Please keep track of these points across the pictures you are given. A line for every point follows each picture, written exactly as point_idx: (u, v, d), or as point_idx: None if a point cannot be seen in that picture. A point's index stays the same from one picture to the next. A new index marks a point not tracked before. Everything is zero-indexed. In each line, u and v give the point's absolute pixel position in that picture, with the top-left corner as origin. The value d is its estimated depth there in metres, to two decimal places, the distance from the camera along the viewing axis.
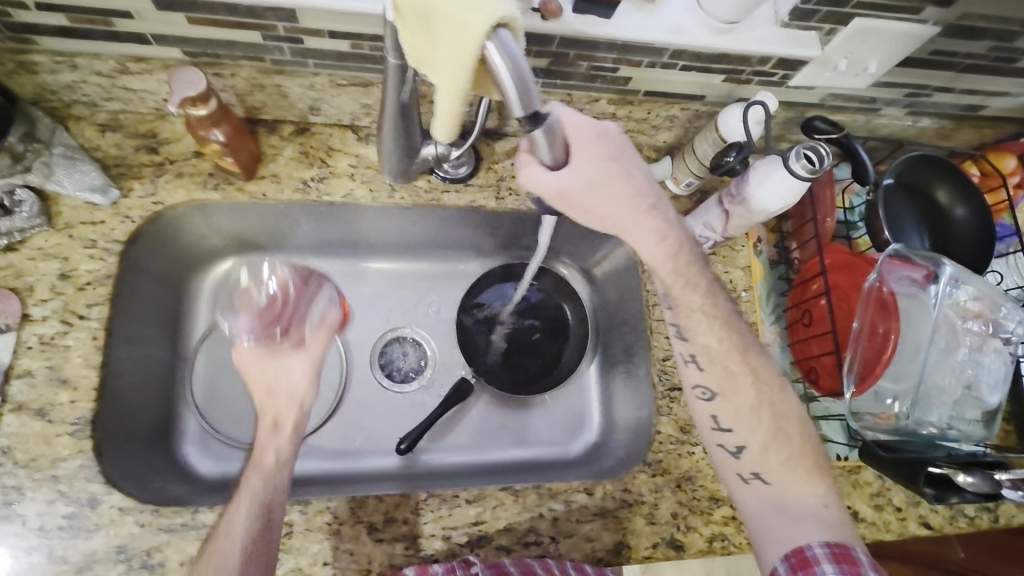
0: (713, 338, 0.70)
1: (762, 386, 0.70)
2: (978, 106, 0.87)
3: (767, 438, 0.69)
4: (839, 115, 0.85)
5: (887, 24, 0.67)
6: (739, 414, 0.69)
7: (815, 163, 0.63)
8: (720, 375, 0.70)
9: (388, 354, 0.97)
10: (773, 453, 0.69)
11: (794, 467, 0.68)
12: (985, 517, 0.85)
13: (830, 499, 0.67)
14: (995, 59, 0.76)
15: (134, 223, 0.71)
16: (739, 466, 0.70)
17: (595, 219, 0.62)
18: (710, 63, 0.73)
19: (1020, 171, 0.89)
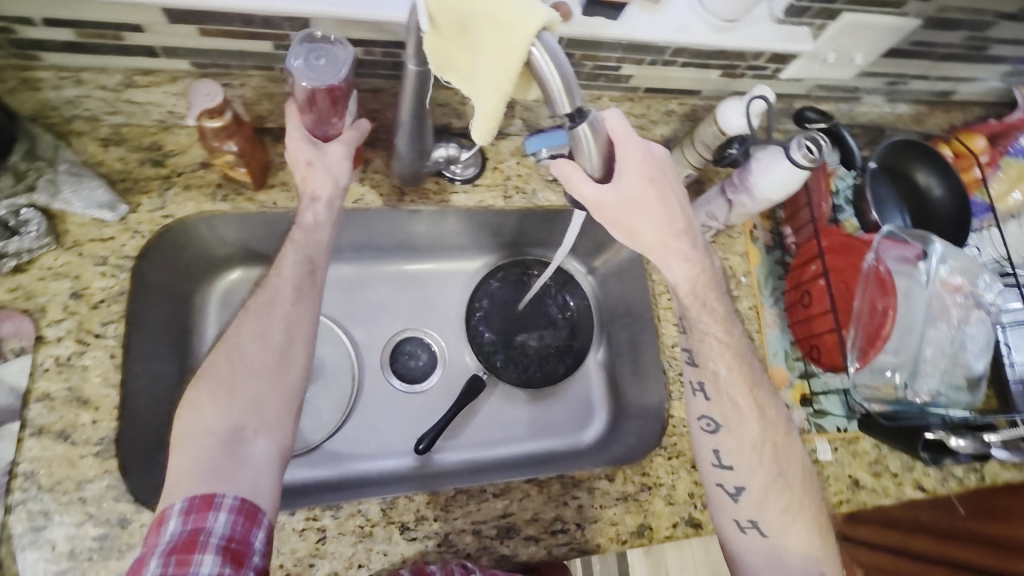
0: (723, 368, 0.72)
1: (766, 424, 0.72)
2: (950, 92, 0.92)
3: (767, 482, 0.71)
4: (825, 105, 0.90)
5: (873, 18, 0.71)
6: (743, 453, 0.71)
7: (815, 152, 0.66)
8: (728, 408, 0.72)
9: (398, 355, 0.97)
10: (772, 502, 0.71)
11: (792, 519, 0.71)
12: (972, 477, 0.90)
13: (822, 562, 0.70)
14: (968, 48, 0.81)
15: (144, 238, 0.70)
16: (738, 513, 0.72)
17: (627, 237, 0.64)
18: (708, 60, 0.76)
19: (990, 151, 0.93)
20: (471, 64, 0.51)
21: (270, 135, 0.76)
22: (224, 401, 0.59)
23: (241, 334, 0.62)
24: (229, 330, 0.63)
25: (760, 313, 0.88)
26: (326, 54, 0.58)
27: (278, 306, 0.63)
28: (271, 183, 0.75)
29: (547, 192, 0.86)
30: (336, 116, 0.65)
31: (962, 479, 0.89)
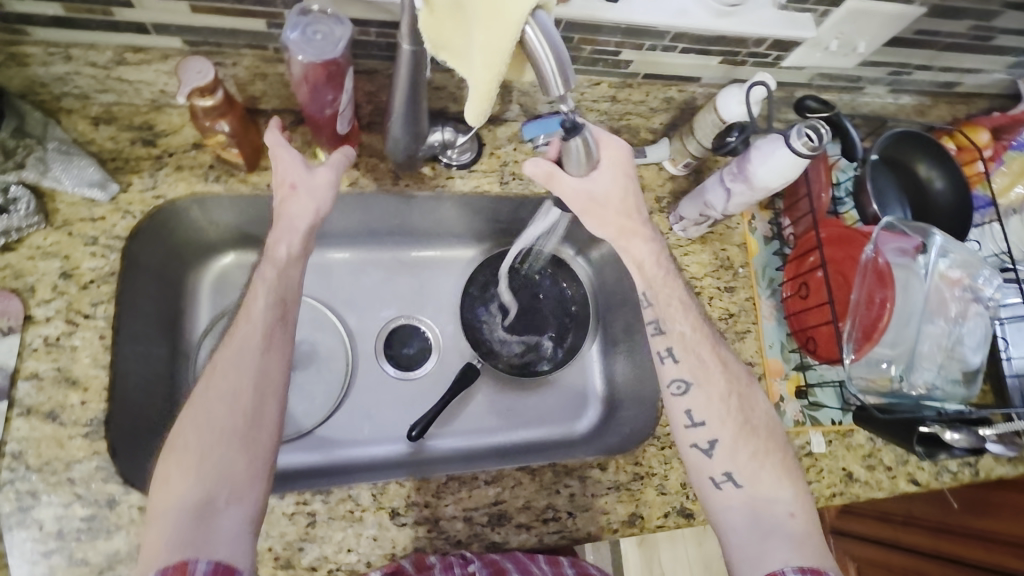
0: (688, 328, 0.75)
1: (730, 377, 0.75)
2: (953, 83, 0.91)
3: (737, 432, 0.72)
4: (827, 95, 0.89)
5: (876, 6, 0.70)
6: (711, 405, 0.73)
7: (815, 141, 0.64)
8: (694, 365, 0.74)
9: (393, 343, 0.97)
10: (740, 449, 0.72)
11: (761, 465, 0.71)
12: (967, 471, 0.89)
13: (796, 507, 0.69)
14: (973, 38, 0.79)
15: (135, 219, 0.69)
16: (713, 470, 0.71)
17: (597, 226, 0.75)
18: (709, 46, 0.75)
19: (993, 145, 0.92)
20: (465, 46, 0.50)
21: (262, 118, 0.75)
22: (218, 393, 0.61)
23: (234, 334, 0.63)
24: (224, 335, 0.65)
25: (757, 304, 0.87)
26: (324, 30, 0.56)
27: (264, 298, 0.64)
28: (264, 165, 0.74)
29: (543, 179, 0.85)
30: (332, 93, 0.62)
31: (957, 474, 0.88)
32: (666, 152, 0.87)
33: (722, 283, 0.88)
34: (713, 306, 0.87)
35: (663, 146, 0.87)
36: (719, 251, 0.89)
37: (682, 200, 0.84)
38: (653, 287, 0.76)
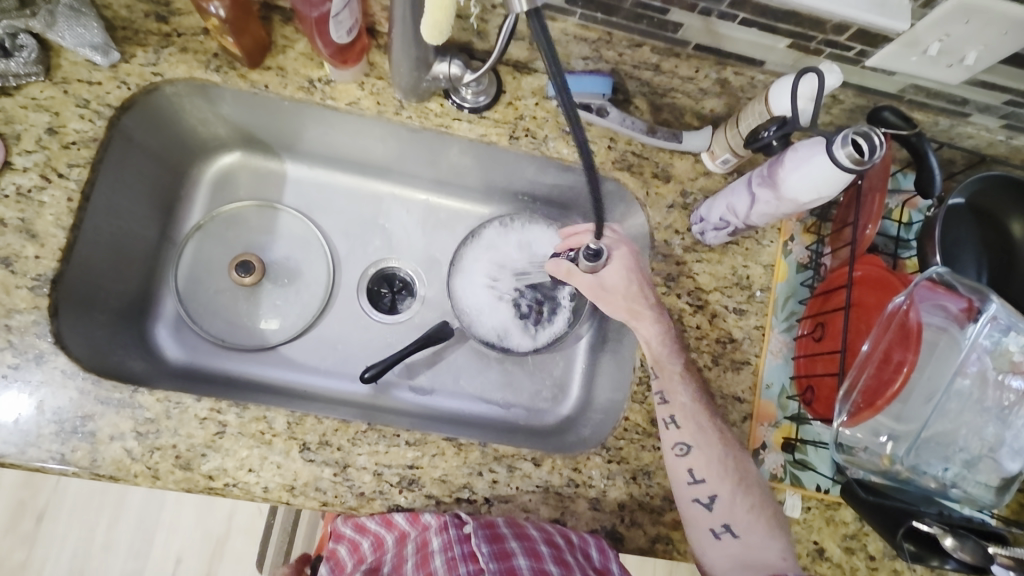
0: (688, 395, 0.70)
1: (727, 438, 0.69)
2: None
3: (734, 487, 0.67)
4: (919, 114, 0.74)
5: (998, 5, 0.55)
6: (711, 462, 0.67)
7: (862, 154, 0.54)
8: (694, 427, 0.68)
9: (375, 282, 0.92)
10: (739, 501, 0.66)
11: (758, 517, 0.66)
12: None
13: (790, 553, 0.65)
14: None
15: (129, 91, 0.69)
16: (711, 522, 0.66)
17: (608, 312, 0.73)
18: (777, 22, 0.62)
19: None
20: None
21: (278, 15, 0.72)
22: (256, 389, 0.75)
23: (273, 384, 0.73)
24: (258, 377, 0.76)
25: (766, 336, 0.76)
26: None
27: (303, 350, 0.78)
28: (267, 65, 0.71)
29: (560, 142, 0.77)
30: None
31: None
32: (708, 144, 0.76)
33: (733, 303, 0.77)
34: (713, 325, 0.76)
35: (706, 136, 0.76)
36: (740, 268, 0.77)
37: (705, 202, 0.74)
38: (658, 364, 0.71)
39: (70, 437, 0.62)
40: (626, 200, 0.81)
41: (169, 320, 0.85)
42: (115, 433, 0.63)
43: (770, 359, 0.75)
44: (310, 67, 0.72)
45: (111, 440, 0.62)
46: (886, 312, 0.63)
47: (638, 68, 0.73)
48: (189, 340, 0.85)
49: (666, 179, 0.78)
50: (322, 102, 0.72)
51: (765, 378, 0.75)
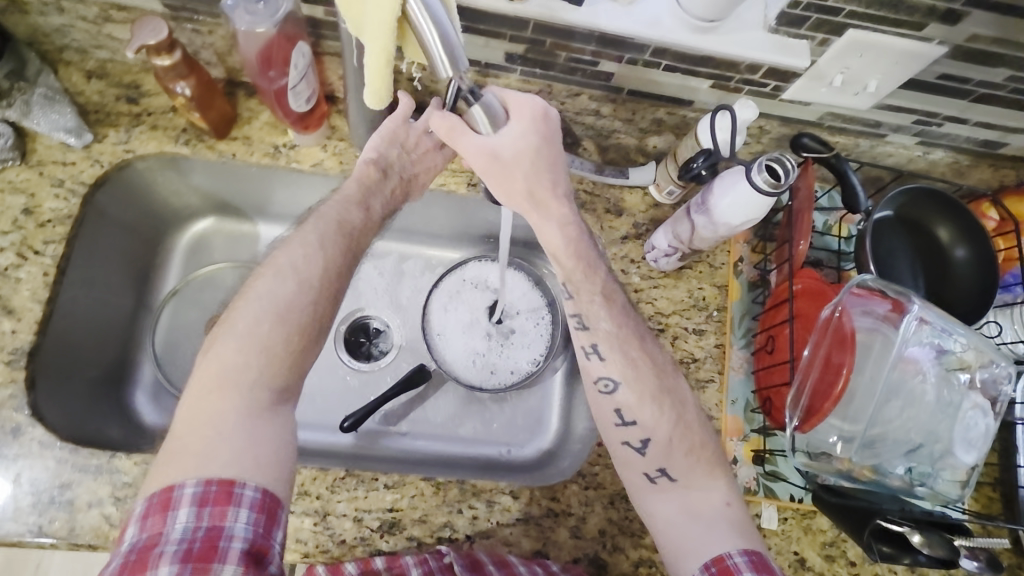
0: (613, 326, 0.66)
1: (661, 372, 0.66)
2: (996, 142, 0.80)
3: (672, 429, 0.65)
4: (840, 137, 0.80)
5: (885, 39, 0.62)
6: (640, 404, 0.65)
7: (779, 178, 0.60)
8: (622, 361, 0.65)
9: (352, 332, 0.96)
10: (675, 445, 0.65)
11: (697, 460, 0.65)
12: None
13: (733, 496, 0.64)
14: (1013, 91, 0.69)
15: (102, 168, 0.73)
16: (646, 466, 0.65)
17: (503, 194, 0.63)
18: (696, 66, 0.69)
19: None
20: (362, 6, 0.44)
21: (243, 89, 0.77)
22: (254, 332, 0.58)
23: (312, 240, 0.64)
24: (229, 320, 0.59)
25: (726, 353, 0.80)
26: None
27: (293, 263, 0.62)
28: (233, 136, 0.76)
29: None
30: (276, 70, 0.64)
31: None
32: (653, 178, 0.82)
33: (692, 324, 0.81)
34: (676, 346, 0.80)
35: (649, 171, 0.82)
36: (695, 290, 0.82)
37: (654, 232, 0.79)
38: (572, 280, 0.65)
39: (47, 509, 0.62)
40: None
41: (147, 387, 0.85)
42: (92, 501, 0.63)
43: (732, 376, 0.79)
44: (275, 134, 0.77)
45: (88, 507, 0.63)
46: (821, 319, 0.67)
47: (580, 114, 0.79)
48: (167, 404, 0.85)
49: (618, 213, 0.83)
50: (287, 165, 0.77)
51: (728, 393, 0.78)
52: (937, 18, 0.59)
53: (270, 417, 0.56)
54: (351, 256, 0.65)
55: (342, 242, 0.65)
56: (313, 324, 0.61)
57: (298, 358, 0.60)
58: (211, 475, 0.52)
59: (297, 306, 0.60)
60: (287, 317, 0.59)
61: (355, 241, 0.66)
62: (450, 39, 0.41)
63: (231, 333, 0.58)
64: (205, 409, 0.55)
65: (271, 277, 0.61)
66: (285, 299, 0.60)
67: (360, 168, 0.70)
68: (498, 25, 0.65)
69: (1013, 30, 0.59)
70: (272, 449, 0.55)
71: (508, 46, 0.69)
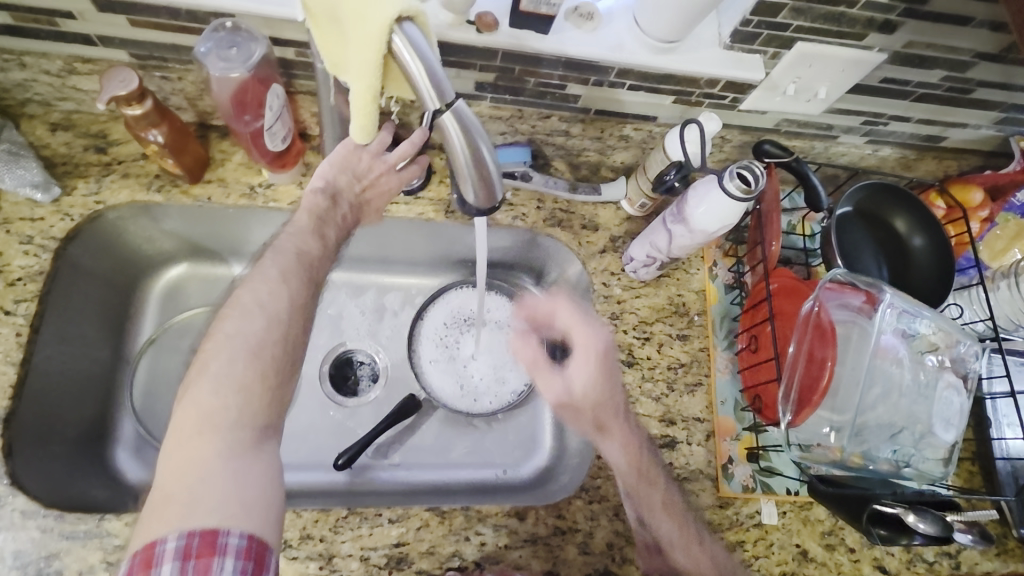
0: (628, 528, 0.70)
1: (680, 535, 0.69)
2: (937, 137, 0.86)
3: (681, 531, 0.69)
4: (796, 141, 0.85)
5: (831, 50, 0.67)
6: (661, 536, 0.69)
7: (749, 184, 0.64)
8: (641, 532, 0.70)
9: (338, 367, 0.95)
10: (685, 548, 0.69)
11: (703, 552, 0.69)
12: (945, 563, 0.80)
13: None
14: (948, 90, 0.75)
15: (73, 221, 0.71)
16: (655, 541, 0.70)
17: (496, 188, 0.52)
18: (658, 84, 0.72)
19: (990, 204, 0.87)
20: (345, 48, 0.45)
21: (214, 132, 0.77)
22: (223, 375, 0.55)
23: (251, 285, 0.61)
24: (194, 370, 0.56)
25: (711, 355, 0.82)
26: (239, 44, 0.58)
27: (258, 303, 0.59)
28: (208, 179, 0.76)
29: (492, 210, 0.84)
30: (251, 113, 0.64)
31: (934, 565, 0.80)
32: (624, 193, 0.84)
33: (675, 330, 0.83)
34: (663, 354, 0.82)
35: (620, 186, 0.84)
36: (676, 296, 0.84)
37: (632, 243, 0.81)
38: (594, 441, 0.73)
39: None
40: (563, 251, 0.88)
41: (129, 443, 0.82)
42: (83, 568, 0.60)
43: (719, 377, 0.81)
44: (250, 174, 0.77)
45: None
46: (801, 316, 0.69)
47: (551, 135, 0.82)
48: (151, 459, 0.82)
49: (595, 228, 0.85)
50: (265, 205, 0.77)
51: (717, 393, 0.80)
52: (875, 28, 0.64)
53: (253, 456, 0.53)
54: (315, 286, 0.64)
55: (305, 274, 0.63)
56: (286, 359, 0.58)
57: (276, 396, 0.57)
58: (194, 525, 0.47)
59: (269, 342, 0.58)
60: (261, 352, 0.57)
61: (317, 275, 0.65)
62: (435, 71, 0.42)
63: (205, 376, 0.55)
64: (183, 456, 0.51)
65: (238, 319, 0.58)
66: (255, 338, 0.57)
67: (309, 197, 0.67)
68: (468, 57, 0.67)
69: (944, 35, 0.65)
70: (258, 489, 0.51)
71: (478, 75, 0.71)
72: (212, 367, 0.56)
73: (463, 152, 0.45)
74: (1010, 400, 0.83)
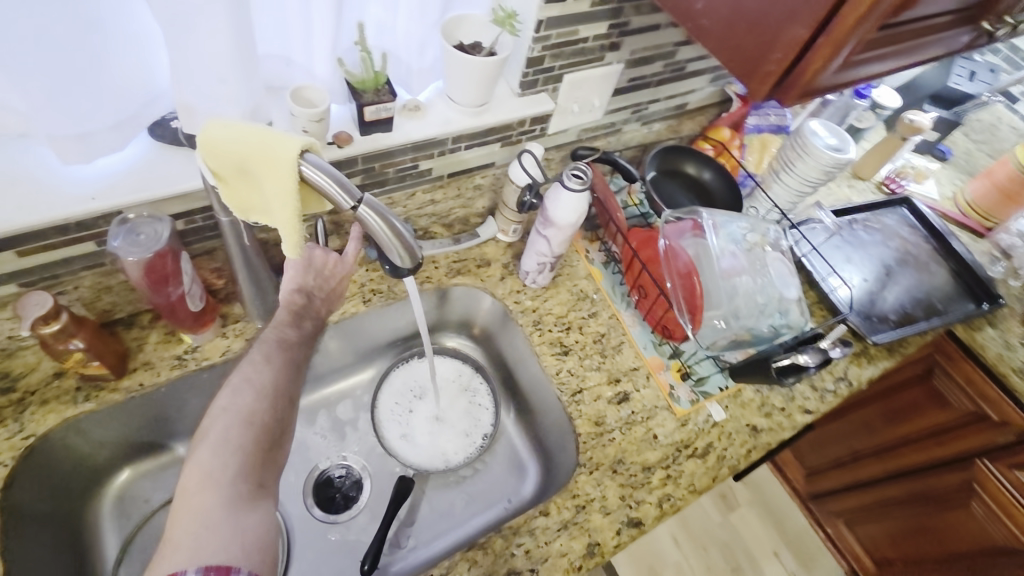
0: None
1: None
2: (683, 104, 1.17)
3: None
4: (597, 141, 1.10)
5: (587, 72, 0.92)
6: None
7: (582, 178, 0.84)
8: None
9: (321, 488, 0.98)
10: None
11: None
12: (843, 385, 1.04)
13: None
14: (672, 72, 1.04)
15: (5, 466, 0.68)
16: None
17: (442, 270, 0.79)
18: (485, 137, 0.91)
19: (736, 134, 1.18)
20: (258, 191, 0.56)
21: (120, 325, 0.80)
22: (223, 440, 0.58)
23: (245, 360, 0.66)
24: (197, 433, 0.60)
25: (619, 317, 1.02)
26: (146, 231, 0.65)
27: (253, 374, 0.64)
28: (132, 368, 0.77)
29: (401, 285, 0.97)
30: (171, 284, 0.70)
31: (837, 390, 1.04)
32: (496, 227, 1.03)
33: (586, 312, 1.02)
34: (586, 332, 1.00)
35: (491, 224, 1.02)
36: (573, 287, 1.04)
37: (522, 260, 0.98)
38: None
39: None
40: (473, 294, 1.03)
41: None
42: None
43: (632, 330, 1.01)
44: (172, 347, 0.80)
45: None
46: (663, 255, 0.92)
47: (421, 208, 0.97)
48: None
49: (488, 263, 1.03)
50: (198, 366, 0.80)
51: (636, 339, 1.00)
52: (607, 49, 0.90)
53: (252, 509, 0.56)
54: (298, 368, 0.68)
55: (287, 358, 0.67)
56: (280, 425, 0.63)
57: (269, 459, 0.61)
58: (207, 562, 0.51)
59: (259, 414, 0.61)
60: (256, 419, 0.61)
61: (298, 360, 0.69)
62: (337, 175, 0.54)
63: (204, 442, 0.59)
64: (189, 510, 0.54)
65: (230, 391, 0.62)
66: (247, 406, 0.61)
67: (285, 299, 0.72)
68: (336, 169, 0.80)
69: (650, 40, 0.93)
70: (257, 540, 0.54)
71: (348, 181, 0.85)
72: (210, 434, 0.59)
73: (384, 230, 0.57)
74: (816, 255, 1.13)
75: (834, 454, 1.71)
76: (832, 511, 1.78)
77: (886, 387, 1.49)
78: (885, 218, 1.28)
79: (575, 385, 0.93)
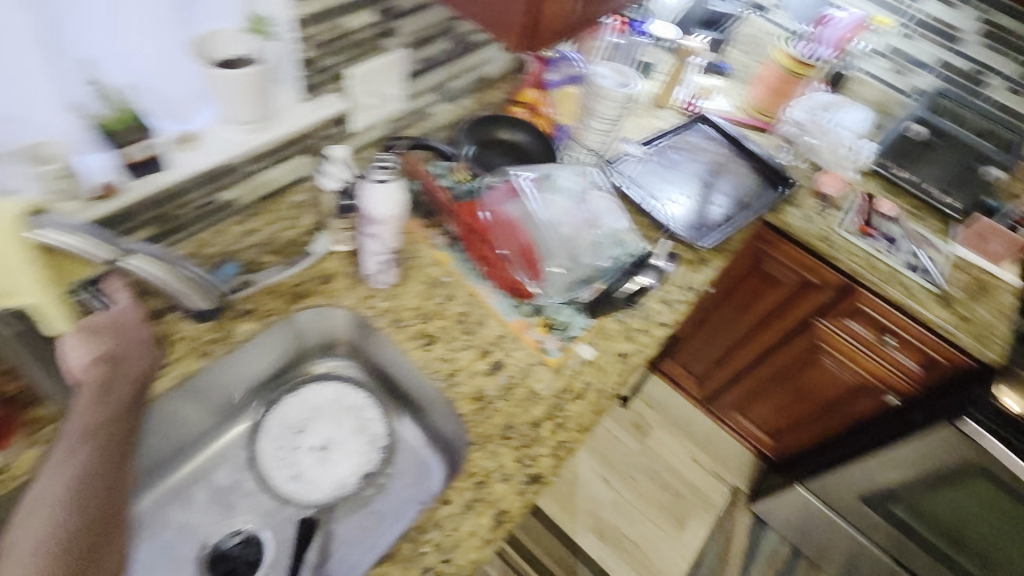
0: None
1: None
2: (478, 78, 1.24)
3: None
4: (406, 129, 1.11)
5: (373, 63, 0.95)
6: None
7: (389, 169, 0.84)
8: None
9: (217, 564, 0.90)
10: None
11: None
12: (689, 293, 1.15)
13: None
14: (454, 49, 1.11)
15: None
16: None
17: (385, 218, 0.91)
18: (281, 150, 0.93)
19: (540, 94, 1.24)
20: None
21: None
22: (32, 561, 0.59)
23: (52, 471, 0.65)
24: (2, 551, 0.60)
25: (476, 293, 1.04)
26: None
27: (61, 485, 0.64)
28: None
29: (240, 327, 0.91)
30: None
31: (686, 297, 1.14)
32: (330, 241, 1.01)
33: (442, 297, 1.02)
34: (448, 315, 1.01)
35: (323, 239, 1.00)
36: (423, 277, 1.04)
37: (361, 262, 0.98)
38: None
39: None
40: (323, 314, 0.98)
41: None
42: None
43: (491, 301, 1.03)
44: None
45: None
46: (494, 225, 1.01)
47: (240, 240, 0.97)
48: None
49: (329, 280, 0.99)
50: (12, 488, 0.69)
51: (497, 308, 1.03)
52: (378, 36, 0.93)
53: None
54: (113, 468, 0.70)
55: (107, 462, 0.70)
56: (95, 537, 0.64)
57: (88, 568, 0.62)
58: None
59: (69, 527, 0.62)
60: (73, 533, 0.62)
61: (112, 457, 0.71)
62: (68, 234, 0.68)
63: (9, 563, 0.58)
64: None
65: (35, 511, 0.62)
66: (51, 530, 0.61)
67: (87, 373, 0.72)
68: None
69: (417, 23, 0.98)
70: None
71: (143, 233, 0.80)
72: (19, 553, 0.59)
73: (152, 274, 0.78)
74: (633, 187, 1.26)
75: (710, 355, 1.89)
76: (727, 405, 1.98)
77: (732, 286, 1.65)
78: (678, 145, 1.46)
79: (449, 367, 0.95)
